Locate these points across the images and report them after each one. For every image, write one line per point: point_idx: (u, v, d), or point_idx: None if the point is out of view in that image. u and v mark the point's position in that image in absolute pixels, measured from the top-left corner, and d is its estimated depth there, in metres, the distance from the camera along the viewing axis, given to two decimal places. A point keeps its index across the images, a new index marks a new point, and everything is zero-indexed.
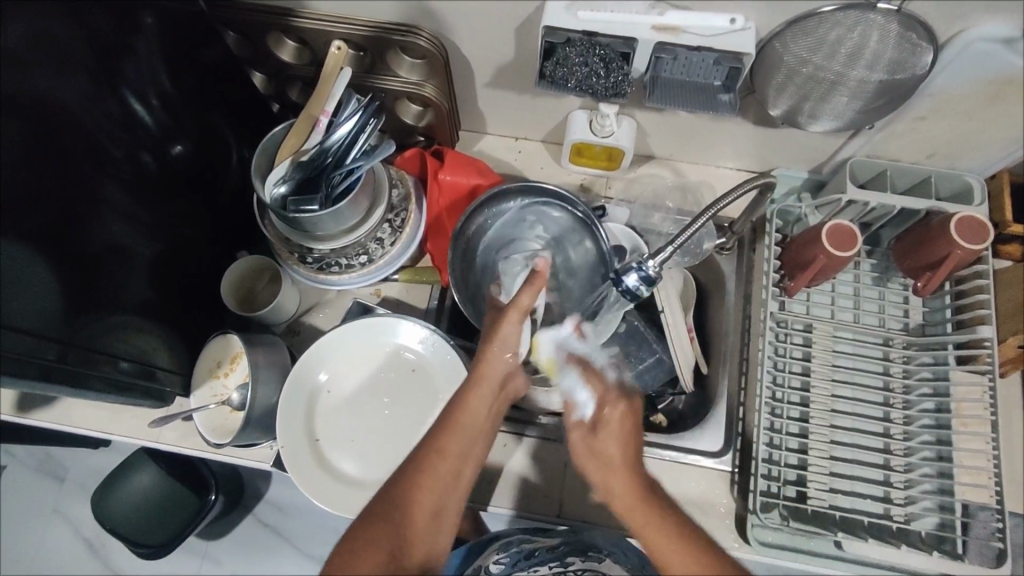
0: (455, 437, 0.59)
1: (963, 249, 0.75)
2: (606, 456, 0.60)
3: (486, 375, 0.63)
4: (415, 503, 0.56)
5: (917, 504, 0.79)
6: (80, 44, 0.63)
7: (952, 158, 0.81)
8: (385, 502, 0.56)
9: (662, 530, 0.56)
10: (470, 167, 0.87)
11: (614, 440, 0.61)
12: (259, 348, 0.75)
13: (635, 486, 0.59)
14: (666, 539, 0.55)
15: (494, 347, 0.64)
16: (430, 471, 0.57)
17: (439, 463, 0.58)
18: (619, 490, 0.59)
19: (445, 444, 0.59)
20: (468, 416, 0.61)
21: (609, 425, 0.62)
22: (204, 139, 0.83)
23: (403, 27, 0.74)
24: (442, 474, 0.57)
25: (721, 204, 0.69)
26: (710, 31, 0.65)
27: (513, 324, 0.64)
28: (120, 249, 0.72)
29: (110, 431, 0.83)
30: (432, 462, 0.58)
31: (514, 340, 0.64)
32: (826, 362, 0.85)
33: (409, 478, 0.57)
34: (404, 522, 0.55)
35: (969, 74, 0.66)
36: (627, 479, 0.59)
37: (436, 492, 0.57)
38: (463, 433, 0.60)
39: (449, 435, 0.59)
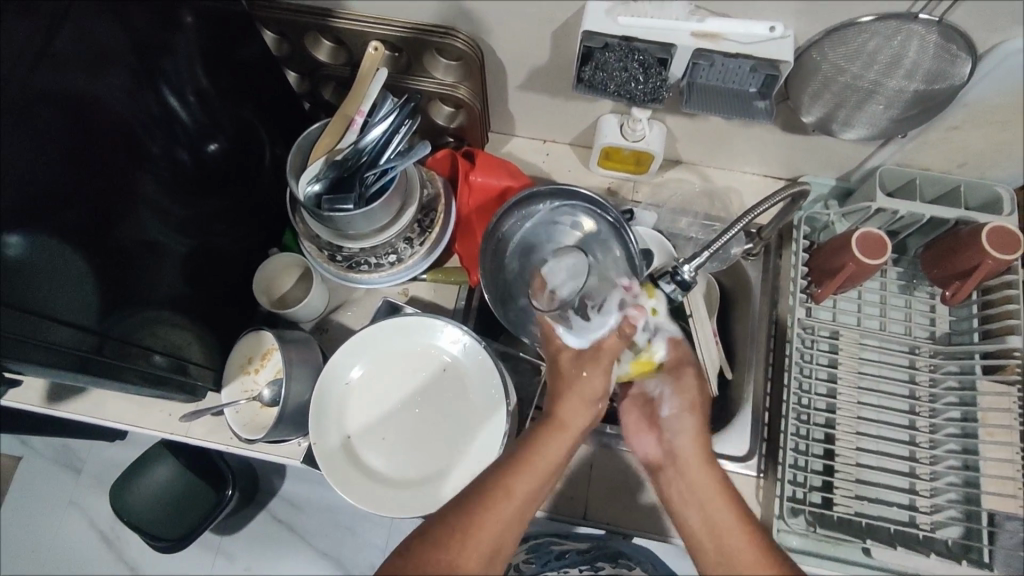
0: (525, 474, 0.62)
1: (995, 260, 0.76)
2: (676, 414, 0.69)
3: (560, 427, 0.67)
4: (473, 539, 0.57)
5: (942, 512, 0.79)
6: (121, 41, 0.64)
7: (982, 168, 0.82)
8: (451, 528, 0.57)
9: (709, 478, 0.64)
10: (501, 169, 0.87)
11: (679, 393, 0.70)
12: (292, 345, 0.75)
13: (706, 452, 0.66)
14: (707, 495, 0.63)
15: (566, 398, 0.69)
16: (495, 507, 0.59)
17: (507, 500, 0.59)
18: (693, 455, 0.66)
19: (514, 481, 0.61)
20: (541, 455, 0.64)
21: (683, 386, 0.70)
22: (239, 137, 0.84)
23: (441, 29, 0.75)
24: (509, 510, 0.59)
25: (757, 212, 0.69)
26: (750, 39, 0.65)
27: (597, 373, 0.70)
28: (154, 244, 0.72)
29: (139, 424, 0.83)
30: (496, 503, 0.59)
31: (595, 388, 0.69)
32: (851, 370, 0.85)
33: (471, 514, 0.58)
34: (467, 550, 0.56)
35: (1007, 85, 0.67)
36: (699, 449, 0.66)
37: (500, 525, 0.58)
38: (533, 477, 0.62)
39: (519, 475, 0.61)
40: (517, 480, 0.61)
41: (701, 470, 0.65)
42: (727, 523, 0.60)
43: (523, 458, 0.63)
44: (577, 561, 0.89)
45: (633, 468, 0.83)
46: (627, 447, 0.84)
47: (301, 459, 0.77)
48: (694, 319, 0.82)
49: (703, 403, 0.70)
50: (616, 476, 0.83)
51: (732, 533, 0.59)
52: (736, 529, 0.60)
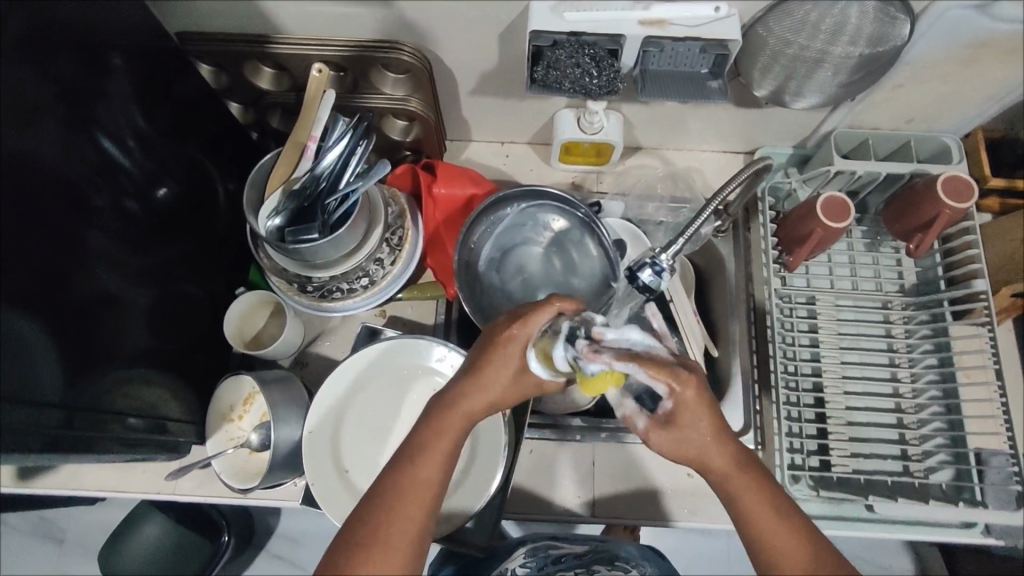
0: (431, 458, 0.55)
1: (951, 208, 0.78)
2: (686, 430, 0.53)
3: (468, 400, 0.56)
4: (388, 537, 0.52)
5: (933, 457, 0.82)
6: (47, 92, 0.59)
7: (929, 121, 0.84)
8: (364, 532, 0.52)
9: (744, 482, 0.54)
10: (464, 177, 0.85)
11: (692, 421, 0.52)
12: (274, 386, 0.73)
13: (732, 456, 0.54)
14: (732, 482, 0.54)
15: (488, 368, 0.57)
16: (404, 501, 0.53)
17: (414, 488, 0.54)
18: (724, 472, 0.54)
19: (420, 469, 0.54)
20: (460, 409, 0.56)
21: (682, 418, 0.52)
22: (189, 176, 0.80)
23: (385, 44, 0.73)
24: (417, 498, 0.54)
25: (725, 193, 0.72)
26: (696, 21, 0.66)
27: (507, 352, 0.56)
28: (114, 301, 0.69)
29: (122, 489, 0.79)
30: (406, 496, 0.54)
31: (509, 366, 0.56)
32: (832, 332, 0.87)
33: (381, 514, 0.53)
34: (389, 550, 0.52)
35: (945, 41, 0.69)
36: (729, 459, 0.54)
37: (415, 515, 0.53)
38: (440, 457, 0.55)
39: (425, 459, 0.55)
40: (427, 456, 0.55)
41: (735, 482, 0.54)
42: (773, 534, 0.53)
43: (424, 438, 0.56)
44: (574, 564, 0.82)
45: (634, 457, 0.83)
46: (625, 438, 0.84)
47: (300, 500, 0.75)
48: (674, 300, 0.84)
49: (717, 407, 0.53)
50: (619, 468, 0.83)
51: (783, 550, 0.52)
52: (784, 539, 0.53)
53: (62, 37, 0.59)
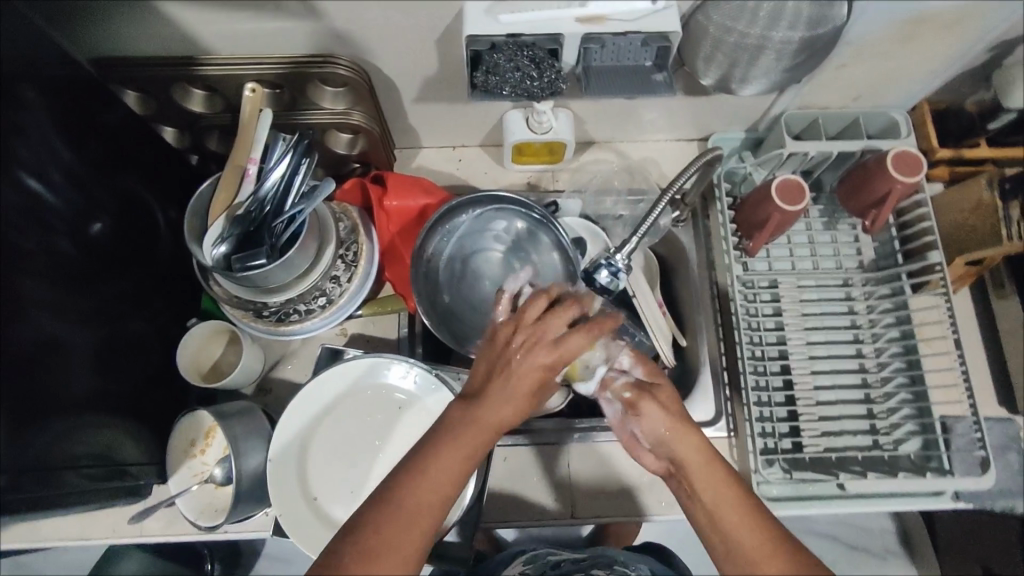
0: (432, 474, 0.54)
1: (902, 183, 0.78)
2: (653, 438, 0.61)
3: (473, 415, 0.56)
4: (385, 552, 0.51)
5: (901, 429, 0.83)
6: None
7: (875, 97, 0.84)
8: (357, 548, 0.51)
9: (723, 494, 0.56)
10: (415, 187, 0.84)
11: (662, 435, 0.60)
12: (233, 419, 0.70)
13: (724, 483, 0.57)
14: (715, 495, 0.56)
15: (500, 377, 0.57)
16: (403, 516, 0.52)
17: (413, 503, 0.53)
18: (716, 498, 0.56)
19: (421, 484, 0.54)
20: (467, 425, 0.56)
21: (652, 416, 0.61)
22: (123, 207, 0.76)
23: (320, 58, 0.71)
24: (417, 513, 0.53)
25: (678, 183, 0.71)
26: (633, 15, 0.64)
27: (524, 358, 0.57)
28: (56, 346, 0.65)
29: (87, 537, 0.76)
30: (403, 513, 0.52)
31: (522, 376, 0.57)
32: (795, 313, 0.88)
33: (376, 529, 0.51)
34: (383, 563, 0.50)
35: (882, 19, 0.68)
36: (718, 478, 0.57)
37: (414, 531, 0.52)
38: (443, 474, 0.54)
39: (426, 475, 0.54)
40: (430, 471, 0.54)
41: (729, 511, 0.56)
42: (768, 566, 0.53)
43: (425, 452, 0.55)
44: (574, 568, 0.80)
45: (609, 455, 0.83)
46: (598, 437, 0.84)
47: (272, 532, 0.73)
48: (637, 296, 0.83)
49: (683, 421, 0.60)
50: (595, 467, 0.83)
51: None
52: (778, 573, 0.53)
53: None
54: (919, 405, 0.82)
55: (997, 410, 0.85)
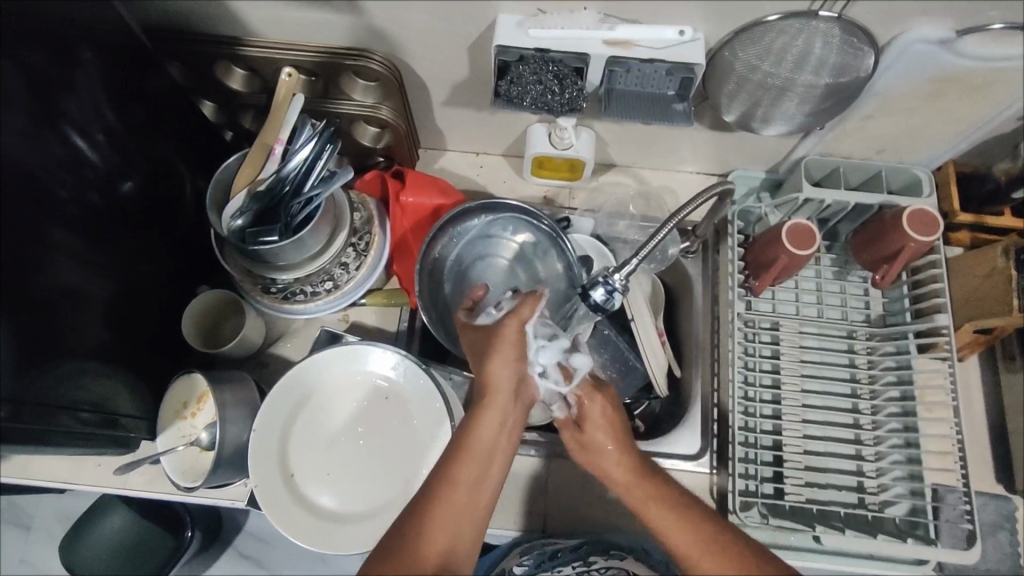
0: (471, 457, 0.57)
1: (916, 242, 0.78)
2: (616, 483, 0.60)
3: (495, 387, 0.60)
4: (429, 532, 0.53)
5: (889, 491, 0.81)
6: (12, 76, 0.59)
7: (899, 153, 0.84)
8: (406, 528, 0.53)
9: (662, 507, 0.57)
10: (432, 187, 0.86)
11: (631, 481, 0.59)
12: (226, 386, 0.73)
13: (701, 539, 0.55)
14: (655, 503, 0.57)
15: (493, 365, 0.61)
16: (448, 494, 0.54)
17: (454, 485, 0.55)
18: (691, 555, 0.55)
19: (460, 465, 0.56)
20: (482, 439, 0.58)
21: (597, 428, 0.63)
22: (155, 171, 0.80)
23: (355, 51, 0.74)
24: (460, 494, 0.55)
25: (683, 212, 0.71)
26: (661, 44, 0.66)
27: (511, 339, 0.62)
28: (72, 293, 0.69)
29: (73, 481, 0.79)
30: (445, 495, 0.54)
31: (512, 356, 0.62)
32: (794, 359, 0.87)
33: (422, 512, 0.53)
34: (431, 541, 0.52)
35: (909, 75, 0.69)
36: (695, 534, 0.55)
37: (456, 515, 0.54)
38: (480, 456, 0.57)
39: (464, 456, 0.57)
40: (456, 489, 0.55)
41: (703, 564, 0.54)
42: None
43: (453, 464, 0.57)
44: (570, 557, 0.75)
45: (587, 475, 0.83)
46: (579, 455, 0.84)
47: (247, 502, 0.74)
48: (636, 321, 0.83)
49: (623, 428, 0.63)
50: (573, 484, 0.83)
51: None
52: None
53: (29, 31, 0.60)
54: (910, 468, 0.80)
55: (993, 486, 0.82)
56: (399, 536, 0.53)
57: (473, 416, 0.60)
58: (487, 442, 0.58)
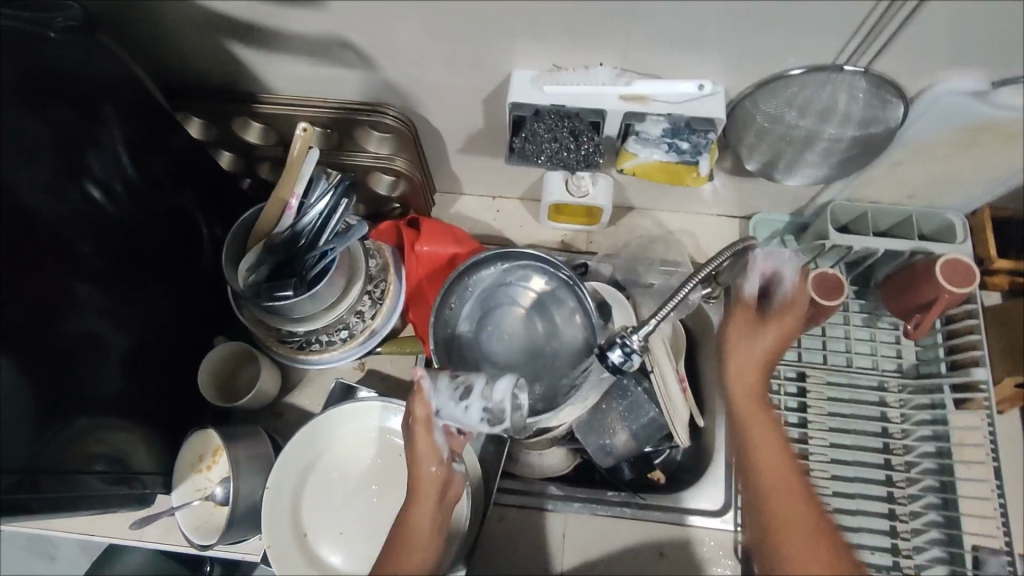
0: (406, 554, 0.59)
1: (952, 293, 0.74)
2: (772, 472, 0.57)
3: (422, 490, 0.63)
4: None
5: (925, 553, 0.77)
6: (40, 133, 0.61)
7: (931, 198, 0.81)
8: None
9: (776, 460, 0.58)
10: (447, 235, 0.86)
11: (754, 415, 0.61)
12: (238, 442, 0.72)
13: (792, 469, 0.58)
14: (784, 479, 0.57)
15: (421, 466, 0.64)
16: None
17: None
18: (775, 471, 0.57)
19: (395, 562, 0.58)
20: (414, 537, 0.60)
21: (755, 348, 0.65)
22: (173, 221, 0.80)
23: (370, 106, 0.75)
24: None
25: (712, 266, 0.67)
26: (680, 98, 0.64)
27: (425, 439, 0.65)
28: (94, 346, 0.69)
29: (90, 533, 0.79)
30: None
31: (429, 457, 0.65)
32: (821, 412, 0.84)
33: None
34: None
35: (941, 125, 0.66)
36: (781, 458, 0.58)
37: None
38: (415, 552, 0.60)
39: (400, 553, 0.59)
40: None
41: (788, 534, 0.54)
42: (802, 558, 0.53)
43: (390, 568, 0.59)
44: None
45: (604, 532, 0.81)
46: (598, 510, 0.81)
47: (261, 559, 0.74)
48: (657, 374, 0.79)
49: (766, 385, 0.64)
50: (589, 541, 0.81)
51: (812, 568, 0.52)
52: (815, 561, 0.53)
53: (55, 91, 0.61)
54: (947, 529, 0.77)
55: None
56: None
57: (405, 515, 0.63)
58: (415, 545, 0.60)
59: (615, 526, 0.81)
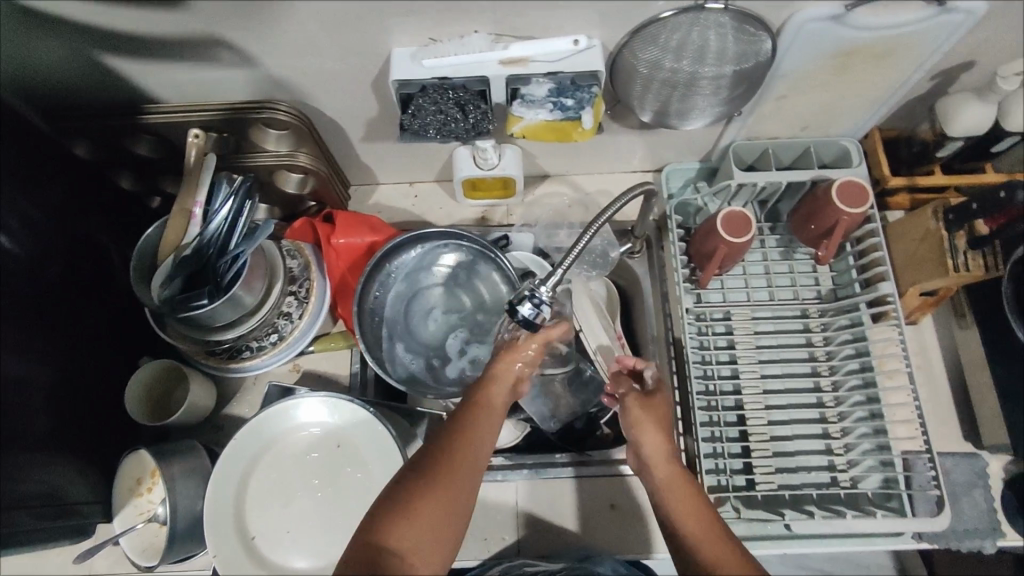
0: (480, 429, 0.59)
1: (849, 214, 0.78)
2: (681, 507, 0.58)
3: (500, 376, 0.63)
4: (427, 502, 0.53)
5: (860, 466, 0.80)
6: None
7: (823, 127, 0.84)
8: (410, 497, 0.53)
9: (688, 496, 0.59)
10: (363, 226, 0.86)
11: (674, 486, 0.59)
12: (172, 458, 0.71)
13: (706, 512, 0.57)
14: (693, 513, 0.57)
15: (508, 359, 0.64)
16: (454, 463, 0.56)
17: (463, 453, 0.57)
18: (685, 513, 0.57)
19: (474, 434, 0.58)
20: (490, 411, 0.61)
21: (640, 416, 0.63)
22: (77, 249, 0.77)
23: (257, 104, 0.74)
24: (461, 471, 0.56)
25: (601, 220, 0.68)
26: (558, 56, 0.65)
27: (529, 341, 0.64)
28: (7, 387, 0.66)
29: (35, 574, 0.77)
30: (450, 469, 0.55)
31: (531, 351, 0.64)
32: (749, 345, 0.87)
33: (423, 483, 0.54)
34: (425, 516, 0.53)
35: (812, 53, 0.68)
36: (699, 519, 0.57)
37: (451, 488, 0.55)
38: (484, 435, 0.59)
39: (477, 429, 0.59)
40: (462, 461, 0.56)
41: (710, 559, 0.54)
42: None
43: (464, 432, 0.58)
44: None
45: (555, 492, 0.82)
46: (548, 474, 0.83)
47: (212, 572, 0.73)
48: (584, 328, 0.84)
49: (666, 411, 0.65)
50: (538, 501, 0.82)
51: None
52: None
53: None
54: (877, 440, 0.79)
55: (962, 445, 0.82)
56: (399, 497, 0.54)
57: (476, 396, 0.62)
58: (488, 418, 0.60)
59: (565, 485, 0.83)
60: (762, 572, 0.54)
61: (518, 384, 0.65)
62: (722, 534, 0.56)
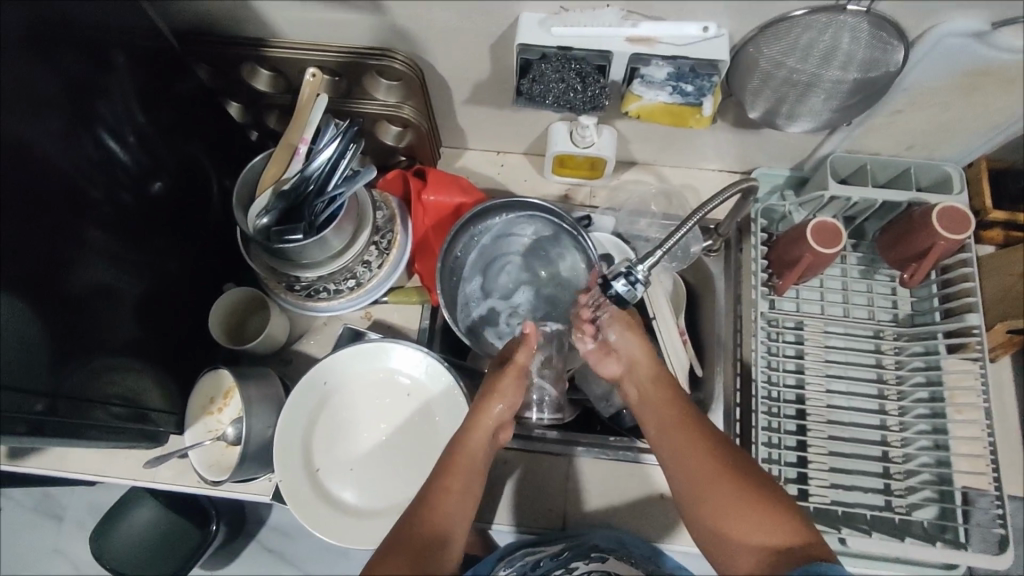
0: (459, 462, 0.63)
1: (945, 238, 0.76)
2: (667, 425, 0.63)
3: (481, 415, 0.66)
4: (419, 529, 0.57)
5: (917, 494, 0.79)
6: (53, 86, 0.60)
7: (929, 149, 0.83)
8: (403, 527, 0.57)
9: (671, 411, 0.64)
10: (454, 186, 0.88)
11: (659, 409, 0.65)
12: (251, 382, 0.74)
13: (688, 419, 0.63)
14: (676, 425, 0.63)
15: (488, 399, 0.67)
16: (442, 494, 0.60)
17: (446, 482, 0.61)
18: (671, 430, 0.63)
19: (451, 468, 0.62)
20: (472, 447, 0.64)
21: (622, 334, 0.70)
22: (182, 171, 0.80)
23: (377, 51, 0.75)
24: (449, 501, 0.60)
25: (707, 209, 0.68)
26: (684, 40, 0.65)
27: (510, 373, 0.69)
28: (107, 291, 0.69)
29: (106, 473, 0.81)
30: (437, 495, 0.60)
31: (509, 388, 0.68)
32: (818, 358, 0.86)
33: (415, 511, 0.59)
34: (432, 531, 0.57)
35: (941, 70, 0.67)
36: (682, 429, 0.62)
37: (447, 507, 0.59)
38: (469, 464, 0.63)
39: (453, 464, 0.62)
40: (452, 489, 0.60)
41: (700, 465, 0.59)
42: (721, 495, 0.57)
43: (447, 466, 0.62)
44: (551, 566, 0.74)
45: (606, 473, 0.83)
46: (600, 455, 0.83)
47: (272, 496, 0.76)
48: (657, 318, 0.83)
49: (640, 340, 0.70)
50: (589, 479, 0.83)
51: (725, 497, 0.56)
52: (728, 491, 0.57)
53: (66, 34, 0.60)
54: (939, 472, 0.79)
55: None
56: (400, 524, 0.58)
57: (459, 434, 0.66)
58: (473, 457, 0.64)
59: (616, 467, 0.83)
60: (743, 464, 0.59)
61: (500, 428, 0.68)
62: (705, 442, 0.60)
